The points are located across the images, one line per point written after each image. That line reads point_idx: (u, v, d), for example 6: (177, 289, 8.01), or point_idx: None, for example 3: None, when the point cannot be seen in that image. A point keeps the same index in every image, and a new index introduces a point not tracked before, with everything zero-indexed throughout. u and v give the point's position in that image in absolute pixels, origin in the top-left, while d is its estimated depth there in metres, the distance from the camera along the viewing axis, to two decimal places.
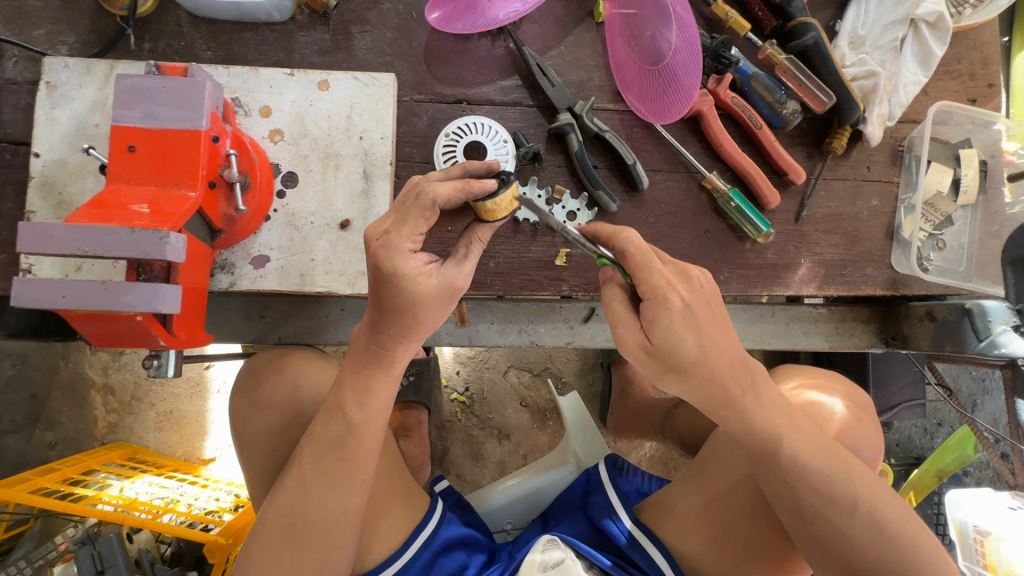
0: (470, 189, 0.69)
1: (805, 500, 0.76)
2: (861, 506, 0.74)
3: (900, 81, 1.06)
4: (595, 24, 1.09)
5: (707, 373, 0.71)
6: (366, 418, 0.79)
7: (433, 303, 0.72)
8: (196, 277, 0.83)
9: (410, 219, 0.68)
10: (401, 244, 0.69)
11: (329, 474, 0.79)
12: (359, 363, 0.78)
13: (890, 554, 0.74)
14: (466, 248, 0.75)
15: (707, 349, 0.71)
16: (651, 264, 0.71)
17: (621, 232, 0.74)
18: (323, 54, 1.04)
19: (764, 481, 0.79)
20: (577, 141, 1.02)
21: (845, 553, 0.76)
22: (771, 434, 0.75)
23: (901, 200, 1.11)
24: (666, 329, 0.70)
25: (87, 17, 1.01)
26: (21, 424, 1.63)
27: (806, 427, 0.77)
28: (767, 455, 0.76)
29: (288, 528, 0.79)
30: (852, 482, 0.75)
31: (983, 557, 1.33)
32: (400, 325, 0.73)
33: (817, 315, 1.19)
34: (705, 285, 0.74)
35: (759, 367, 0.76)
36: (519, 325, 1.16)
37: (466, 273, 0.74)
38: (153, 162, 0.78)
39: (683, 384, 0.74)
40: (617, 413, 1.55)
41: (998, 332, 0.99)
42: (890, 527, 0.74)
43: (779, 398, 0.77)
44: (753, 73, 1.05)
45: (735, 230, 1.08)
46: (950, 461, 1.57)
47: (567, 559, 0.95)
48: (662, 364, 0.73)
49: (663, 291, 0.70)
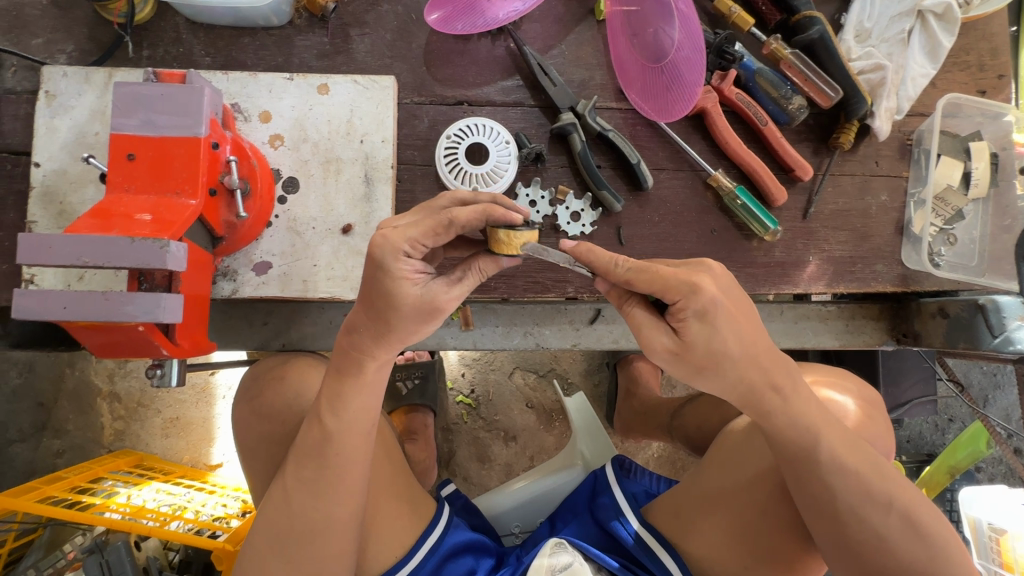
0: (491, 216, 0.68)
1: (841, 499, 0.74)
2: (895, 504, 0.74)
3: (908, 74, 1.04)
4: (596, 22, 1.08)
5: (745, 364, 0.70)
6: (341, 426, 0.78)
7: (411, 316, 0.70)
8: (198, 285, 0.83)
9: (421, 224, 0.68)
10: (397, 243, 0.67)
11: (314, 484, 0.78)
12: (336, 369, 0.78)
13: (923, 555, 0.73)
14: (463, 271, 0.73)
15: (746, 340, 0.69)
16: (660, 273, 0.67)
17: (615, 260, 0.68)
18: (322, 58, 1.03)
19: (797, 480, 0.77)
20: (580, 141, 1.01)
21: (880, 556, 0.74)
22: (808, 428, 0.74)
23: (911, 194, 1.09)
24: (699, 323, 0.67)
25: (84, 26, 1.00)
26: (29, 432, 1.63)
27: (837, 422, 0.77)
28: (804, 451, 0.75)
29: (275, 539, 0.79)
30: (884, 478, 0.74)
31: (998, 556, 1.31)
32: (374, 329, 0.72)
33: (826, 313, 1.17)
34: (728, 279, 0.71)
35: (791, 361, 0.75)
36: (523, 327, 1.15)
37: (453, 297, 0.71)
38: (152, 171, 0.78)
39: (722, 380, 0.72)
40: (624, 413, 1.54)
41: (1014, 328, 0.97)
42: (924, 526, 0.73)
43: (812, 392, 0.76)
44: (757, 69, 1.03)
45: (741, 228, 1.07)
46: (963, 457, 1.54)
47: (574, 562, 0.93)
48: (700, 365, 0.70)
49: (690, 287, 0.67)
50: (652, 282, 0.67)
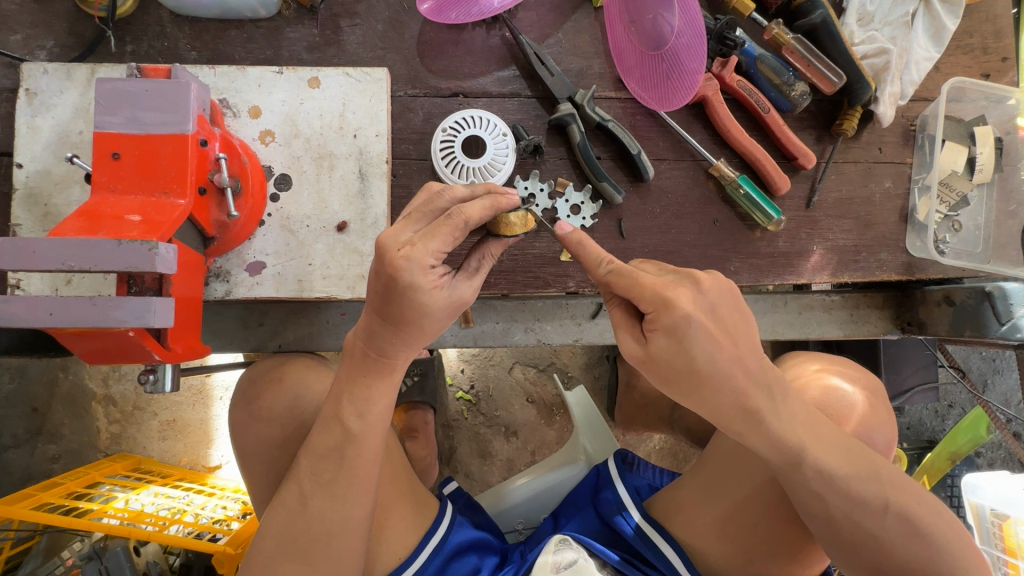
0: (499, 207, 0.68)
1: (833, 508, 0.73)
2: (891, 506, 0.72)
3: (913, 58, 1.02)
4: (593, 10, 1.05)
5: (714, 384, 0.68)
6: (366, 427, 0.77)
7: (444, 315, 0.72)
8: (189, 287, 0.81)
9: (439, 234, 0.66)
10: (424, 259, 0.66)
11: (330, 486, 0.77)
12: (359, 371, 0.76)
13: (923, 553, 0.72)
14: (478, 262, 0.75)
15: (717, 359, 0.67)
16: (639, 279, 0.69)
17: (601, 258, 0.73)
18: (313, 50, 1.00)
19: (787, 489, 0.76)
20: (579, 132, 0.98)
21: (877, 554, 0.73)
22: (791, 440, 0.71)
23: (914, 180, 1.07)
24: (667, 338, 0.68)
25: (64, 19, 0.97)
26: (23, 438, 1.61)
27: (824, 429, 0.74)
28: (790, 466, 0.73)
29: (289, 541, 0.77)
30: (880, 483, 0.73)
31: (1001, 541, 1.31)
32: (404, 333, 0.72)
33: (830, 303, 1.15)
34: (715, 291, 0.69)
35: (776, 376, 0.71)
36: (524, 323, 1.13)
37: (475, 287, 0.73)
38: (139, 169, 0.75)
39: (693, 395, 0.71)
40: (625, 406, 1.51)
41: (1020, 316, 0.96)
42: (923, 524, 0.72)
43: (798, 405, 0.73)
44: (759, 55, 1.01)
45: (744, 218, 1.05)
46: (964, 444, 1.57)
47: (580, 558, 0.92)
48: (667, 377, 0.71)
49: (663, 301, 0.67)
50: (629, 285, 0.70)
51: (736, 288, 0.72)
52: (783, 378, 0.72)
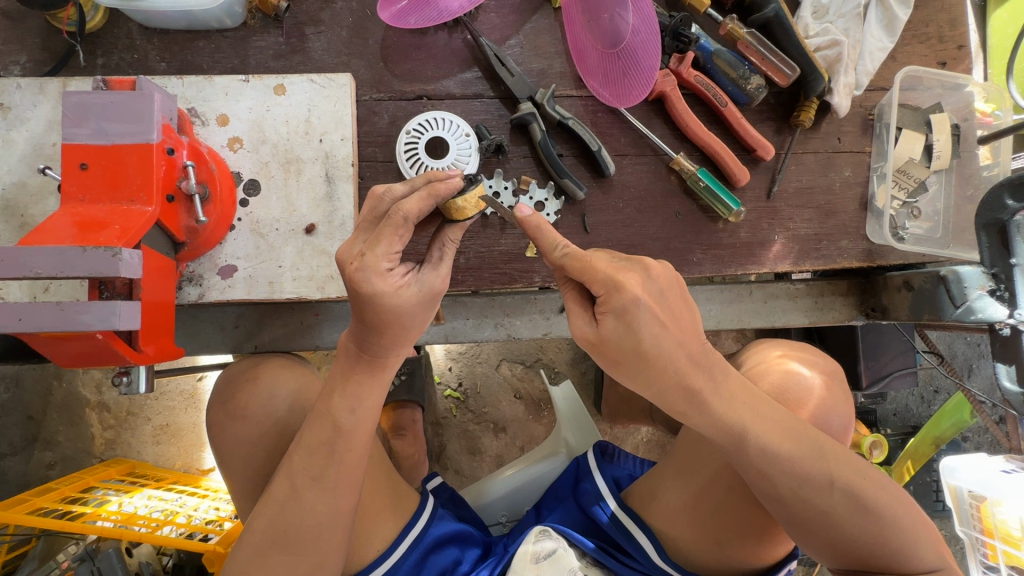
0: (437, 195, 0.68)
1: (780, 486, 0.75)
2: (837, 483, 0.74)
3: (866, 48, 1.05)
4: (552, 11, 1.07)
5: (657, 365, 0.71)
6: (356, 422, 0.80)
7: (421, 308, 0.73)
8: (160, 290, 0.83)
9: (384, 238, 0.69)
10: (376, 263, 0.69)
11: (320, 479, 0.79)
12: (352, 368, 0.79)
13: (869, 527, 0.74)
14: (441, 250, 0.74)
15: (661, 340, 0.70)
16: (593, 263, 0.71)
17: (556, 243, 0.73)
18: (279, 58, 1.03)
19: (739, 472, 0.78)
20: (540, 130, 1.01)
21: (828, 531, 0.76)
22: (738, 425, 0.73)
23: (873, 168, 1.09)
24: (616, 320, 0.70)
25: (36, 35, 1.00)
26: (19, 446, 1.64)
27: (769, 411, 0.76)
28: (735, 446, 0.75)
29: (279, 535, 0.79)
30: (824, 459, 0.75)
31: (979, 522, 1.24)
32: (390, 336, 0.74)
33: (795, 291, 1.18)
34: (662, 276, 0.72)
35: (716, 358, 0.75)
36: (494, 319, 1.16)
37: (445, 276, 0.74)
38: (107, 178, 0.78)
39: (638, 375, 0.73)
40: (609, 399, 1.55)
41: (975, 298, 0.97)
42: (868, 498, 0.74)
43: (739, 387, 0.76)
44: (714, 50, 1.03)
45: (706, 210, 1.07)
46: (947, 427, 1.53)
47: (559, 548, 0.96)
48: (615, 358, 0.73)
49: (614, 283, 0.70)
50: (582, 271, 0.71)
51: (683, 278, 0.76)
52: (723, 358, 0.76)
